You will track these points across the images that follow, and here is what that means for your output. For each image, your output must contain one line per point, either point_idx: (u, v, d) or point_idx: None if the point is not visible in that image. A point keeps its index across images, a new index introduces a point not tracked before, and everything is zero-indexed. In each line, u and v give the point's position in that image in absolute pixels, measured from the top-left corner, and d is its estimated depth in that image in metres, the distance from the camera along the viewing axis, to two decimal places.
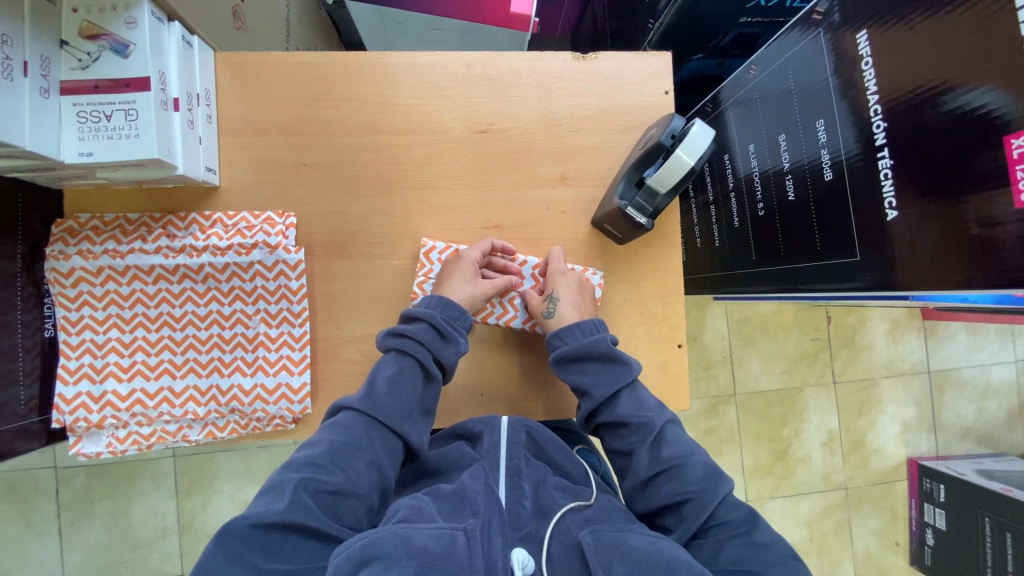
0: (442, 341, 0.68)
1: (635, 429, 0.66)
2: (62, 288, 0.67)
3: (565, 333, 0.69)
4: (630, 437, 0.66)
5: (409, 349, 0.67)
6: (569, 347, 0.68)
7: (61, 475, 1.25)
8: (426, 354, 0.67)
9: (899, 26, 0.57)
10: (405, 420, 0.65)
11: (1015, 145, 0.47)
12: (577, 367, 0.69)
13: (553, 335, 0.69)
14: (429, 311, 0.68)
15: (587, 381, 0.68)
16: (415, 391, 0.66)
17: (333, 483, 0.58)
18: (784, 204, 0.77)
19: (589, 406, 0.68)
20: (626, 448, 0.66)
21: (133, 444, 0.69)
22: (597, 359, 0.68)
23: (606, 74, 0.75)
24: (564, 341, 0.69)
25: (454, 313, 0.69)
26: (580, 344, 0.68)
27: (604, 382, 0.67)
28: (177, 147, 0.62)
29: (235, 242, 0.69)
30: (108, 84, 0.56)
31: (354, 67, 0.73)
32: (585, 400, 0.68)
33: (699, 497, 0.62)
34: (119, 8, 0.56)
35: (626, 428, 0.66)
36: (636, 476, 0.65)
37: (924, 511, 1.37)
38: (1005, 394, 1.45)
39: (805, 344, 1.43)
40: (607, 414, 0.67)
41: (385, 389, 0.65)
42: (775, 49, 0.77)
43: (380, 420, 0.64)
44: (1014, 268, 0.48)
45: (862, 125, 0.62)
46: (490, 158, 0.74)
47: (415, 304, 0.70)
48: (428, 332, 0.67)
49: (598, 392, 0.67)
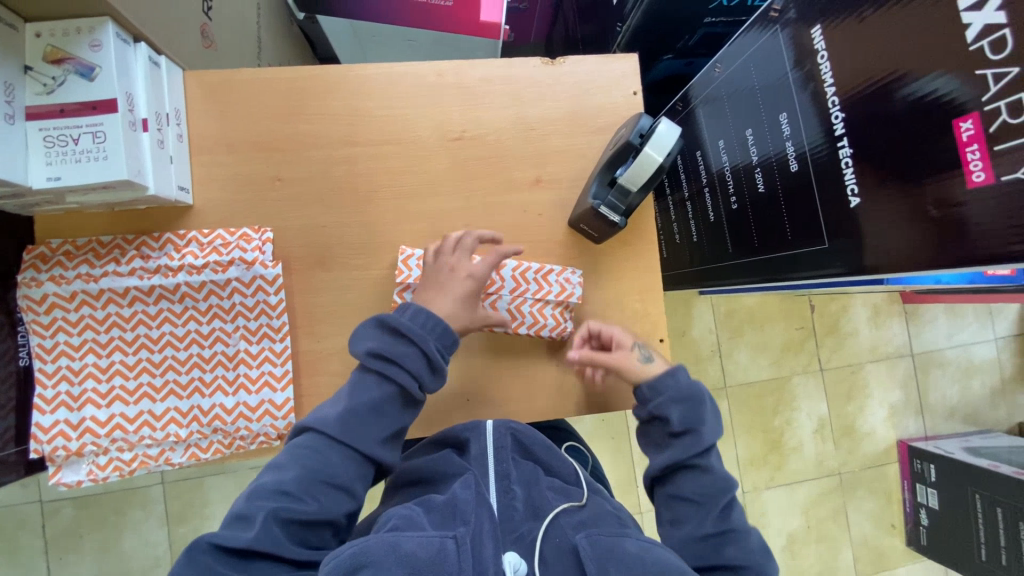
0: (431, 371, 0.65)
1: (718, 484, 0.65)
2: (36, 315, 0.65)
3: (680, 371, 0.69)
4: (709, 489, 0.65)
5: (395, 377, 0.63)
6: (685, 385, 0.68)
7: (47, 509, 1.23)
8: (413, 385, 0.64)
9: (849, 20, 0.59)
10: (378, 447, 0.63)
11: (964, 128, 0.49)
12: (683, 404, 0.67)
13: (665, 373, 0.69)
14: (423, 339, 0.64)
15: (697, 421, 0.67)
16: (397, 417, 0.64)
17: (305, 512, 0.59)
18: (755, 196, 0.79)
19: (693, 445, 0.66)
20: (700, 498, 0.65)
21: (114, 471, 0.67)
22: (705, 404, 0.68)
23: (576, 77, 0.77)
24: (677, 379, 0.69)
25: (446, 343, 0.66)
26: (691, 384, 0.69)
27: (713, 427, 0.68)
28: (147, 166, 0.62)
29: (211, 260, 0.68)
30: (75, 107, 0.56)
31: (326, 80, 0.73)
32: (686, 439, 0.66)
33: (754, 566, 0.63)
34: (84, 32, 0.56)
35: (708, 479, 0.65)
36: (703, 528, 0.63)
37: (916, 492, 1.40)
38: (988, 372, 1.49)
39: (791, 334, 1.45)
40: (698, 459, 0.66)
41: (370, 409, 0.63)
42: (737, 47, 0.79)
43: (354, 447, 0.62)
44: (975, 247, 0.49)
45: (823, 116, 0.64)
46: (465, 164, 0.75)
47: (402, 320, 0.65)
48: (418, 362, 0.64)
49: (704, 436, 0.66)
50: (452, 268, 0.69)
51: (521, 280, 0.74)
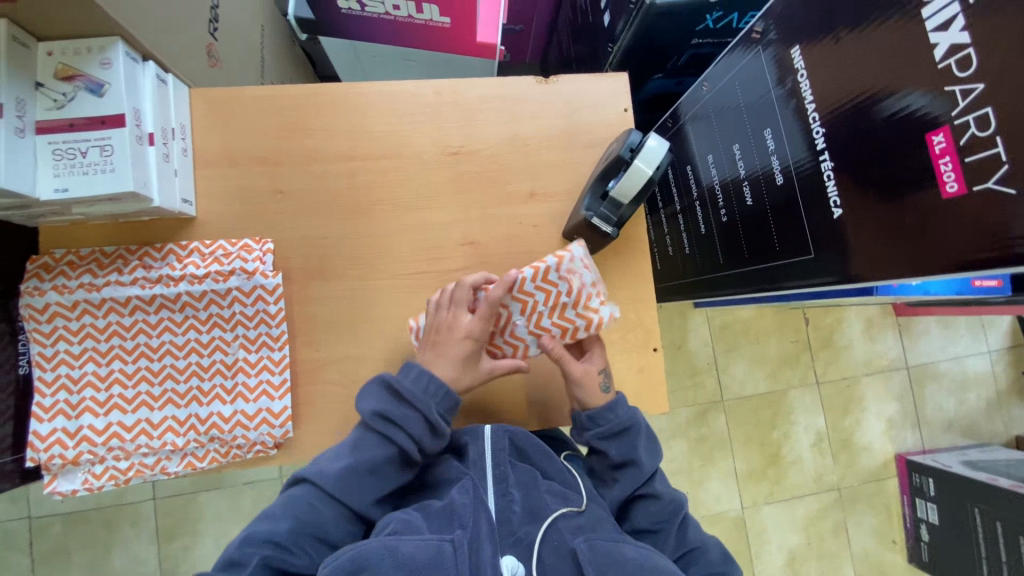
0: (432, 434, 0.65)
1: (670, 507, 0.69)
2: (37, 324, 0.66)
3: (616, 405, 0.69)
4: (660, 515, 0.69)
5: (397, 439, 0.64)
6: (621, 420, 0.68)
7: (35, 526, 1.22)
8: (414, 447, 0.65)
9: (827, 41, 0.62)
10: (371, 507, 0.64)
11: (936, 141, 0.51)
12: (618, 441, 0.69)
13: (603, 409, 0.69)
14: (426, 402, 0.64)
15: (636, 453, 0.69)
16: (392, 478, 0.65)
17: (296, 566, 0.60)
18: (743, 209, 0.81)
19: (637, 478, 0.69)
20: (655, 526, 0.69)
21: (110, 479, 0.67)
22: (642, 435, 0.70)
23: (569, 95, 0.79)
24: (615, 414, 0.69)
25: (448, 404, 0.66)
26: (627, 418, 0.69)
27: (649, 453, 0.70)
28: (153, 179, 0.64)
29: (212, 270, 0.70)
30: (83, 122, 0.58)
31: (327, 97, 0.76)
32: (628, 475, 0.69)
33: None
34: (95, 51, 0.59)
35: (659, 504, 0.69)
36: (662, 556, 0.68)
37: (916, 507, 1.39)
38: (982, 385, 1.50)
39: (786, 347, 1.46)
40: (645, 488, 0.69)
41: (367, 470, 0.63)
42: (722, 67, 0.82)
43: (350, 505, 0.63)
44: (958, 252, 0.51)
45: (806, 131, 0.67)
46: (462, 177, 0.77)
47: (408, 383, 0.65)
48: (419, 425, 0.64)
49: (646, 465, 0.69)
50: (450, 325, 0.67)
51: (524, 295, 0.66)
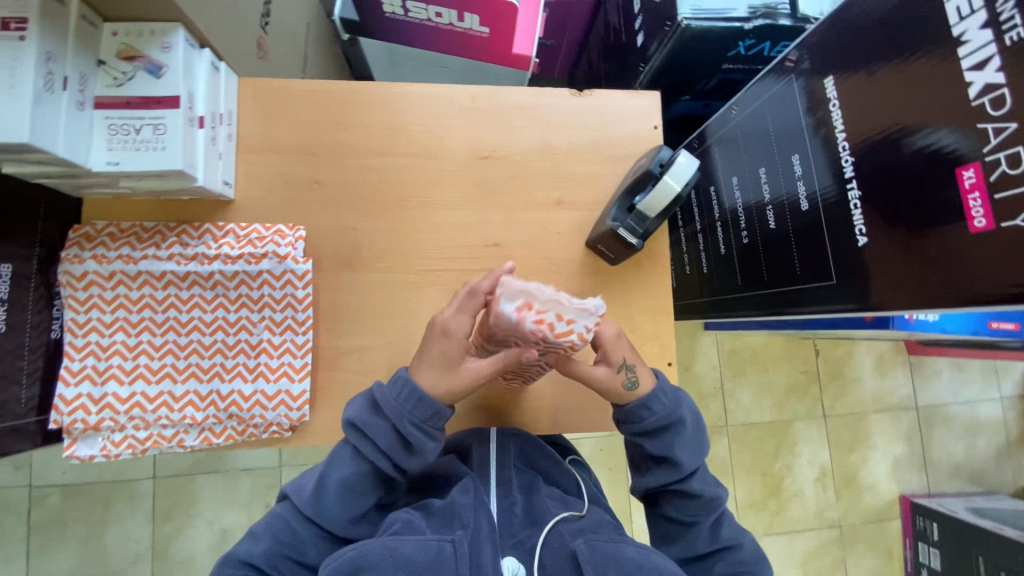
0: (404, 450, 0.64)
1: (706, 504, 0.68)
2: (73, 290, 0.68)
3: (653, 402, 0.67)
4: (696, 509, 0.68)
5: (366, 453, 0.64)
6: (659, 417, 0.67)
7: (35, 494, 1.23)
8: (385, 462, 0.64)
9: (861, 74, 0.63)
10: (349, 527, 0.65)
11: (966, 177, 0.52)
12: (657, 436, 0.68)
13: (640, 406, 0.67)
14: (397, 416, 0.63)
15: (674, 450, 0.67)
16: (368, 497, 0.65)
17: None
18: (766, 232, 0.82)
19: (673, 475, 0.68)
20: (691, 518, 0.68)
21: (127, 448, 0.69)
22: (684, 432, 0.68)
23: (600, 109, 0.82)
24: (651, 412, 0.67)
25: (424, 419, 0.63)
26: (665, 415, 0.67)
27: (690, 450, 0.68)
28: (200, 160, 0.66)
29: (246, 251, 0.72)
30: (140, 101, 0.61)
31: (368, 95, 0.78)
32: (663, 469, 0.69)
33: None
34: (157, 35, 0.61)
35: (696, 500, 0.68)
36: (692, 548, 0.68)
37: (918, 551, 1.37)
38: (993, 432, 1.48)
39: (794, 376, 1.45)
40: (681, 485, 0.68)
41: (337, 490, 0.64)
42: (753, 93, 0.84)
43: (324, 526, 0.64)
44: (985, 286, 0.51)
45: (834, 159, 0.68)
46: (492, 181, 0.79)
47: (384, 394, 0.64)
48: (390, 441, 0.64)
49: (685, 462, 0.67)
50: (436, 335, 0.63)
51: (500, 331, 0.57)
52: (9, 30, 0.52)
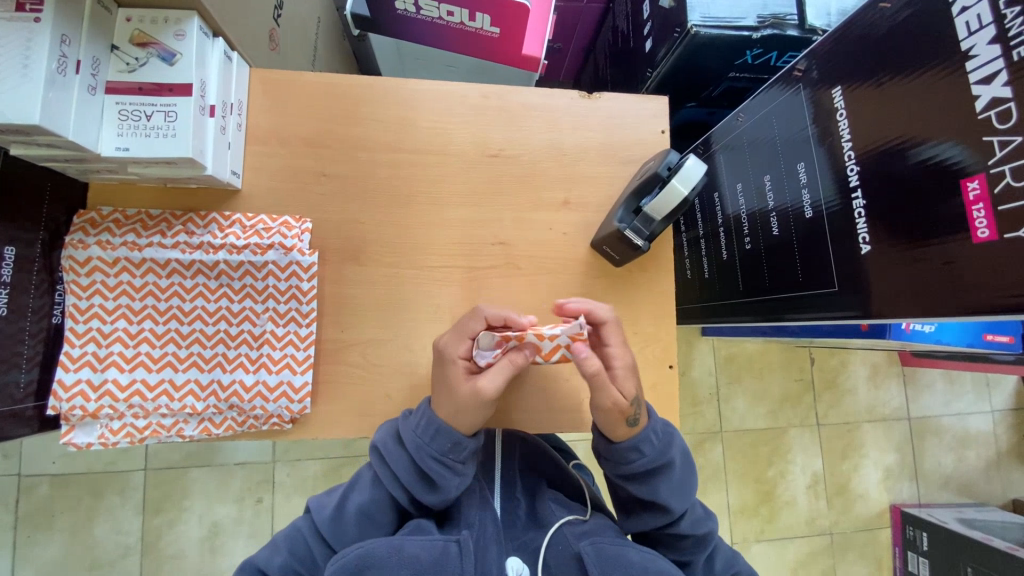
0: (421, 483, 0.62)
1: (697, 543, 0.68)
2: (76, 276, 0.68)
3: (644, 444, 0.64)
4: (688, 550, 0.68)
5: (384, 482, 0.63)
6: (650, 459, 0.64)
7: (23, 484, 1.22)
8: (403, 494, 0.63)
9: (870, 85, 0.64)
10: None
11: (971, 188, 0.53)
12: (644, 479, 0.65)
13: (630, 448, 0.65)
14: (416, 446, 0.62)
15: (664, 497, 0.65)
16: (383, 527, 0.63)
17: None
18: (769, 239, 0.83)
19: (664, 521, 0.66)
20: (685, 559, 0.68)
21: (125, 436, 0.69)
22: (672, 475, 0.66)
23: (609, 111, 0.82)
24: (642, 453, 0.65)
25: (444, 450, 0.61)
26: (655, 457, 0.65)
27: (678, 494, 0.66)
28: (209, 149, 0.66)
29: (252, 242, 0.72)
30: (152, 87, 0.60)
31: (378, 90, 0.79)
32: (651, 514, 0.67)
33: None
34: (171, 22, 0.61)
35: (687, 540, 0.67)
36: None
37: (907, 560, 1.38)
38: (983, 444, 1.49)
39: (789, 385, 1.46)
40: (669, 529, 0.67)
41: (355, 514, 0.63)
42: (759, 101, 0.84)
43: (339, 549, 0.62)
44: (999, 294, 0.51)
45: (838, 169, 0.69)
46: (499, 179, 0.79)
47: (407, 424, 0.64)
48: (408, 471, 0.62)
49: (675, 506, 0.66)
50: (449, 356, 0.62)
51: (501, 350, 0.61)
52: (24, 11, 0.53)
